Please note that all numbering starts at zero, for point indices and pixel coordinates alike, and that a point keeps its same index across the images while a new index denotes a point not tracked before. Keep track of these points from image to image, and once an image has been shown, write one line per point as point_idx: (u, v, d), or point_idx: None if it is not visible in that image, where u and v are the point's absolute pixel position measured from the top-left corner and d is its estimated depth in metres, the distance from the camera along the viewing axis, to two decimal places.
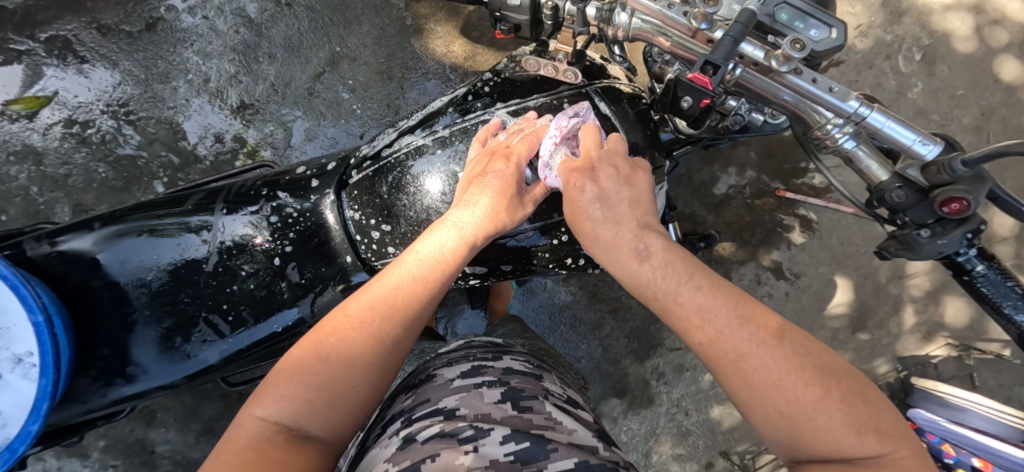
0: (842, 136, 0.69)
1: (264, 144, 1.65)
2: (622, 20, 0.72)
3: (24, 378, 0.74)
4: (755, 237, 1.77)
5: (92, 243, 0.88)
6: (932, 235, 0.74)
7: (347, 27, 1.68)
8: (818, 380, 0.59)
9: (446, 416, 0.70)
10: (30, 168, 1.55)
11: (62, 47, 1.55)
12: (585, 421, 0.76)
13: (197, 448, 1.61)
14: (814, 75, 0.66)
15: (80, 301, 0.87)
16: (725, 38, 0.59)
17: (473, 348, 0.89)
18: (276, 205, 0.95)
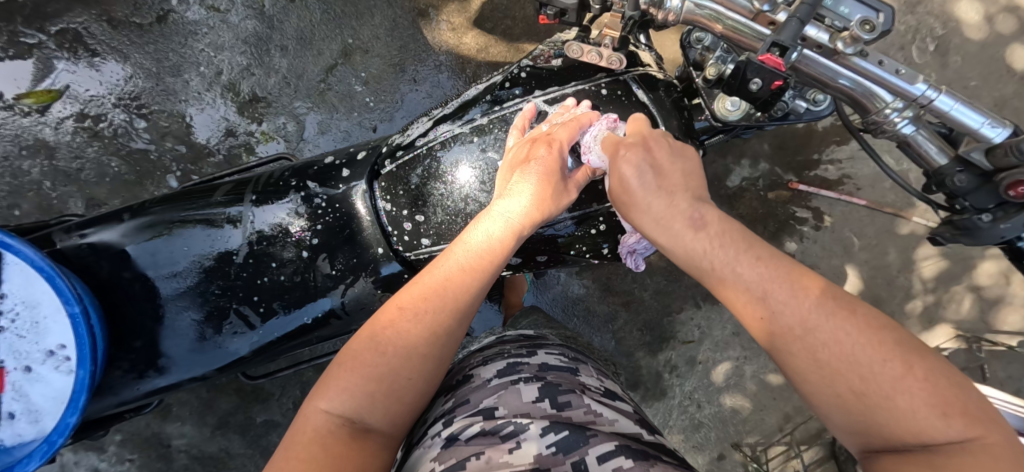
0: (902, 120, 0.70)
1: (277, 137, 1.64)
2: (674, 4, 0.72)
3: (63, 368, 0.75)
4: (768, 230, 1.77)
5: (122, 234, 0.88)
6: (993, 219, 0.71)
7: (359, 19, 1.67)
8: (898, 356, 0.58)
9: (486, 417, 0.68)
10: (42, 162, 1.54)
11: (73, 40, 1.54)
12: (627, 411, 0.74)
13: (213, 442, 1.61)
14: (879, 57, 0.67)
15: (111, 292, 0.86)
16: (792, 19, 0.59)
17: (506, 344, 0.87)
18: (306, 196, 0.95)
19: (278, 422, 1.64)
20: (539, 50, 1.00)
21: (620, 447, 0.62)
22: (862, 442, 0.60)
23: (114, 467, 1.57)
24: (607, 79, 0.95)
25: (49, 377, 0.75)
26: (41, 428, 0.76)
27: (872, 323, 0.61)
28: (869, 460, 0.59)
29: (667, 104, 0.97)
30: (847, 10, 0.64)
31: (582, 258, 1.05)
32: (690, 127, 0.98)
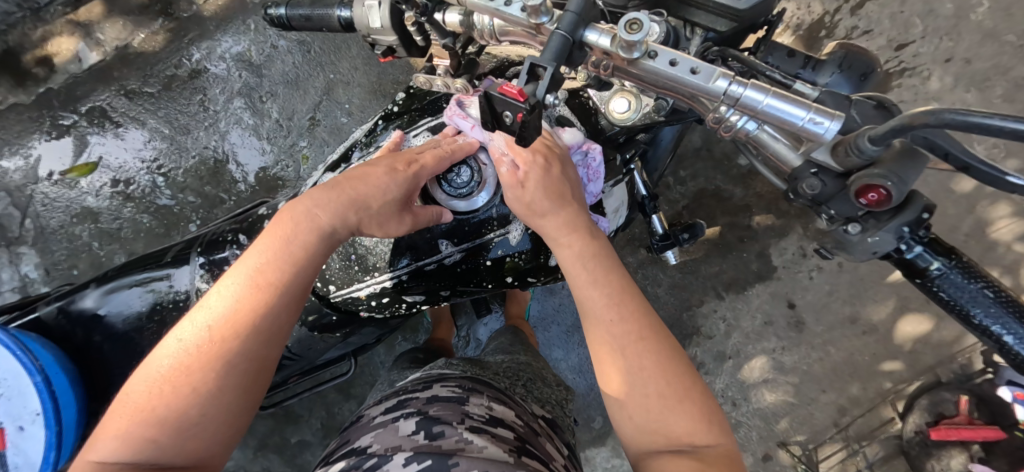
0: (738, 118, 0.64)
1: (279, 176, 1.75)
2: (484, 23, 0.69)
3: (35, 428, 0.84)
4: (794, 207, 1.76)
5: (94, 300, 1.00)
6: (862, 230, 0.66)
7: (338, 53, 1.74)
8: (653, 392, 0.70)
9: (355, 454, 0.69)
10: (89, 226, 1.76)
11: (100, 116, 1.75)
12: (504, 439, 0.72)
13: (255, 462, 1.76)
14: (672, 56, 0.58)
15: (87, 353, 0.99)
16: (555, 35, 0.54)
17: (407, 383, 0.88)
18: (236, 251, 1.00)
19: (309, 443, 1.75)
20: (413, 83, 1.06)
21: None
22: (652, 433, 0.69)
23: None
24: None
25: (19, 443, 0.83)
26: None
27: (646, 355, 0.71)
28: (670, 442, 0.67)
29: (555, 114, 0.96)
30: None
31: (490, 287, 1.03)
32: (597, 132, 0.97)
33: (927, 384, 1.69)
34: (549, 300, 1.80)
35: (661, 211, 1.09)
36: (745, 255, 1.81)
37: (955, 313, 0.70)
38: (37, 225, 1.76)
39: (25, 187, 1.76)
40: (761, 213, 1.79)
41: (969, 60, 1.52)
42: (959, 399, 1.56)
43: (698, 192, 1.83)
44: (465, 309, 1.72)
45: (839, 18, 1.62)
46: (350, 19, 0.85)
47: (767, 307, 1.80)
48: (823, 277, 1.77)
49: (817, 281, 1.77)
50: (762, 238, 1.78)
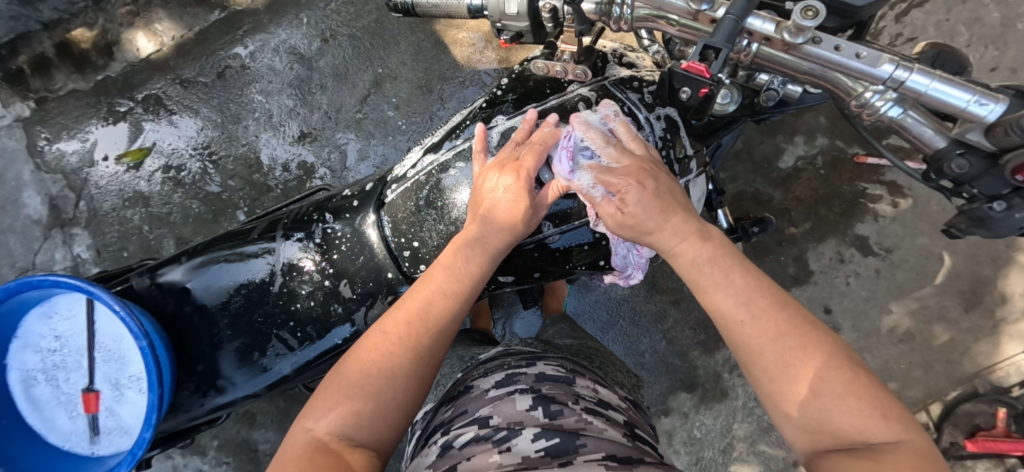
0: (884, 103, 0.70)
1: (324, 167, 1.79)
2: (623, 12, 0.78)
3: (137, 393, 0.94)
4: (834, 211, 1.79)
5: (183, 273, 1.05)
6: (1007, 207, 0.73)
7: (387, 48, 1.78)
8: (807, 355, 0.68)
9: (480, 425, 0.78)
10: (141, 210, 1.81)
11: (155, 103, 1.81)
12: (616, 422, 0.82)
13: None
14: (836, 42, 0.67)
15: (175, 322, 1.04)
16: (727, 18, 0.64)
17: (509, 358, 0.99)
18: (324, 229, 1.07)
19: None
20: (517, 67, 1.13)
21: (608, 449, 0.71)
22: (813, 441, 0.67)
23: (215, 468, 1.84)
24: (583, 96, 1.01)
25: (134, 398, 0.94)
26: (127, 438, 0.95)
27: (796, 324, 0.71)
28: (819, 456, 0.66)
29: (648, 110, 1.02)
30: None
31: (582, 269, 1.10)
32: (687, 124, 1.04)
33: (965, 395, 1.69)
34: (585, 297, 1.82)
35: (726, 206, 1.16)
36: (782, 259, 1.82)
37: None
38: (90, 208, 1.81)
39: (81, 170, 1.81)
40: (800, 217, 1.81)
41: (1015, 70, 1.52)
42: (996, 411, 1.59)
43: (738, 194, 1.84)
44: (503, 301, 1.75)
45: (885, 24, 1.61)
46: (478, 7, 0.88)
47: None
48: (861, 283, 1.78)
49: (855, 287, 1.78)
50: (801, 243, 1.80)
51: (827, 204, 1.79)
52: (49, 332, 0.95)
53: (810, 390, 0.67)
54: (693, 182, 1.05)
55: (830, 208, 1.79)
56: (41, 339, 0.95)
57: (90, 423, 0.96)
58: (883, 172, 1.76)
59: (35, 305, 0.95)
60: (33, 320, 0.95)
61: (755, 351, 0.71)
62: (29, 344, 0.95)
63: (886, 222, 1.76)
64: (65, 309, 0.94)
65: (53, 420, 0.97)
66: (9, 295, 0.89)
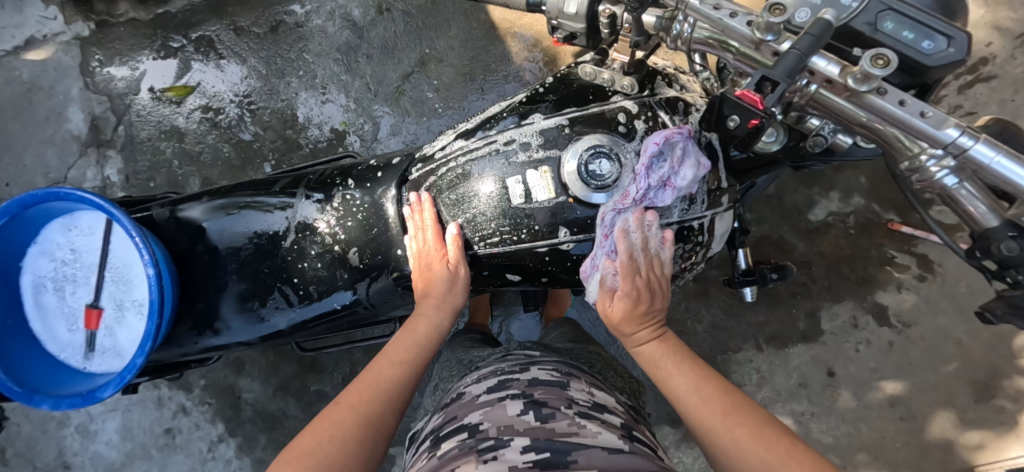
0: (940, 169, 0.69)
1: (355, 135, 1.81)
2: (684, 30, 0.80)
3: (136, 318, 0.96)
4: (856, 273, 1.74)
5: (201, 213, 1.07)
6: None
7: (438, 30, 1.79)
8: (732, 410, 0.76)
9: (469, 431, 0.80)
10: (174, 145, 1.85)
11: (206, 45, 1.85)
12: (611, 423, 0.83)
13: (274, 401, 1.87)
14: (902, 97, 0.67)
15: (184, 257, 1.06)
16: (792, 52, 0.62)
17: (503, 364, 1.01)
18: (343, 195, 1.08)
19: (327, 395, 1.87)
20: (566, 67, 1.10)
21: (597, 448, 0.72)
22: None
23: (197, 406, 1.88)
24: (625, 107, 0.98)
25: (133, 323, 0.97)
26: (119, 361, 0.98)
27: (720, 391, 0.81)
28: None
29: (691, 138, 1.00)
30: (894, 26, 0.68)
31: None
32: (727, 158, 1.02)
33: None
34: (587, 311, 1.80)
35: (747, 247, 1.18)
36: (794, 312, 1.77)
37: None
38: (128, 134, 1.86)
39: (126, 96, 1.86)
40: (822, 273, 1.76)
41: None
42: None
43: (761, 237, 1.79)
44: (505, 299, 1.74)
45: (946, 94, 1.56)
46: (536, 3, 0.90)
47: (805, 369, 1.75)
48: (872, 352, 1.72)
49: (864, 355, 1.73)
50: (817, 299, 1.75)
51: (851, 265, 1.75)
52: (66, 244, 0.98)
53: (746, 432, 0.73)
54: (718, 216, 1.06)
55: (853, 270, 1.74)
56: (57, 248, 0.98)
57: (87, 339, 0.98)
58: (915, 243, 1.71)
59: (59, 215, 0.98)
60: (54, 229, 0.99)
61: (699, 421, 0.79)
62: (44, 251, 0.98)
63: (908, 295, 1.71)
64: (86, 224, 0.98)
65: (53, 330, 0.99)
66: (37, 200, 0.93)
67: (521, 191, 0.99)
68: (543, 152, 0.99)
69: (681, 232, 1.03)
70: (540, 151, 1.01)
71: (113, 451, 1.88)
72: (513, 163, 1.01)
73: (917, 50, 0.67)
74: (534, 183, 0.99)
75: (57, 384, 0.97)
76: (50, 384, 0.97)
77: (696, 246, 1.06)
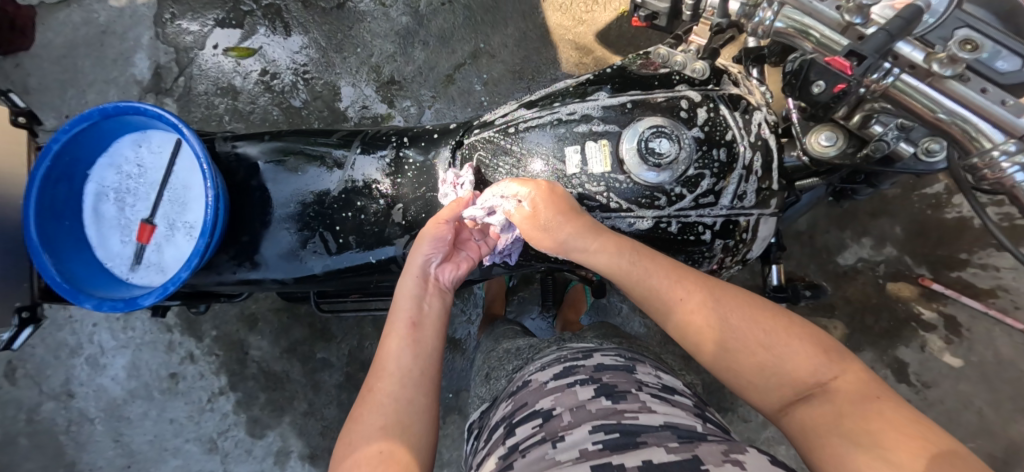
0: (1011, 164, 0.75)
1: (400, 116, 1.86)
2: (768, 17, 0.91)
3: (186, 239, 1.09)
4: (880, 325, 1.70)
5: (259, 151, 1.16)
6: None
7: (494, 27, 1.84)
8: (747, 326, 0.85)
9: (544, 417, 0.83)
10: (228, 101, 1.93)
11: (274, 12, 1.93)
12: (683, 405, 0.85)
13: (280, 361, 1.90)
14: (983, 87, 0.77)
15: (237, 192, 1.15)
16: (879, 33, 0.73)
17: (565, 351, 1.01)
18: (400, 153, 1.17)
19: (332, 364, 1.90)
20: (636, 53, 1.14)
21: (667, 429, 0.75)
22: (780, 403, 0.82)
23: (204, 356, 1.92)
24: (688, 95, 1.03)
25: (181, 243, 1.09)
26: (161, 276, 1.09)
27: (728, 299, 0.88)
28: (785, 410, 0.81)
29: (748, 135, 1.03)
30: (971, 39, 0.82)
31: None
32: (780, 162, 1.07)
33: None
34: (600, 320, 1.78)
35: (782, 265, 1.17)
36: None
37: None
38: (186, 86, 1.94)
39: (191, 50, 1.94)
40: (843, 319, 1.73)
41: None
42: None
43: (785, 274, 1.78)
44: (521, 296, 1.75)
45: None
46: None
47: None
48: None
49: None
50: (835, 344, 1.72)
51: (875, 316, 1.71)
52: (133, 159, 1.11)
53: (763, 347, 0.83)
54: (763, 219, 1.07)
55: (877, 321, 1.71)
56: (125, 162, 1.11)
57: (136, 251, 1.09)
58: (945, 303, 1.67)
59: (131, 132, 1.11)
60: (125, 145, 1.12)
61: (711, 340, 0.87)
62: (113, 163, 1.11)
63: (931, 355, 1.67)
64: (156, 144, 1.11)
65: (104, 238, 1.10)
66: (120, 112, 1.06)
67: (578, 162, 1.07)
68: (603, 127, 1.06)
69: (727, 227, 1.07)
70: (600, 126, 1.07)
71: (117, 387, 1.92)
72: (575, 134, 1.08)
73: (994, 68, 0.79)
74: (592, 155, 1.06)
75: (97, 285, 1.06)
76: (92, 284, 1.06)
77: (739, 244, 1.09)
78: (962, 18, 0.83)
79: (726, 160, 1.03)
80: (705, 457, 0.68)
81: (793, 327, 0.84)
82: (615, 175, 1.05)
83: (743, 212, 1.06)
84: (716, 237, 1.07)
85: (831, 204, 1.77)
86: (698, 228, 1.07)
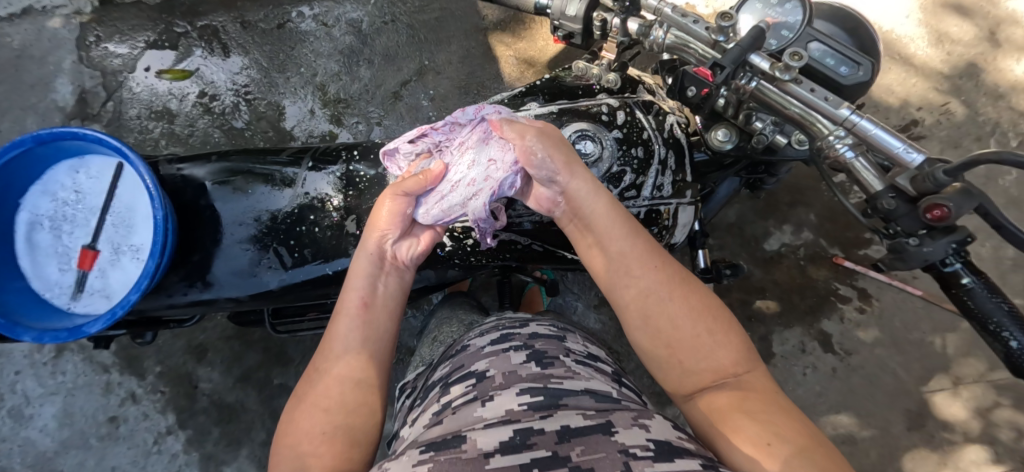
0: (841, 145, 0.83)
1: (349, 133, 1.87)
2: (658, 35, 0.96)
3: (132, 262, 1.03)
4: (806, 302, 1.89)
5: (206, 173, 1.14)
6: (919, 242, 0.79)
7: (438, 45, 1.91)
8: (692, 307, 0.90)
9: (478, 376, 0.90)
10: (164, 125, 1.86)
11: (210, 34, 1.90)
12: (602, 370, 0.96)
13: (232, 392, 1.82)
14: (812, 85, 0.83)
15: (186, 211, 1.12)
16: (735, 48, 0.80)
17: (503, 321, 1.11)
18: (349, 167, 1.19)
19: (290, 388, 1.84)
20: (558, 71, 1.22)
21: (586, 394, 0.84)
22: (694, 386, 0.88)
23: (147, 394, 1.80)
24: (608, 101, 1.10)
25: (128, 267, 1.03)
26: (107, 304, 1.02)
27: (674, 278, 0.92)
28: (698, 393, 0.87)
29: (662, 133, 1.10)
30: (819, 53, 0.85)
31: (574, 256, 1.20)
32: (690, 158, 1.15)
33: None
34: None
35: (706, 249, 1.24)
36: (749, 334, 1.90)
37: (994, 346, 0.79)
38: (116, 110, 1.85)
39: (120, 74, 1.86)
40: (775, 298, 1.91)
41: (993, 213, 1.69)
42: None
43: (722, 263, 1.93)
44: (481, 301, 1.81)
45: None
46: (543, 7, 1.11)
47: None
48: (817, 377, 1.86)
49: (810, 379, 1.86)
50: (769, 322, 1.89)
51: (800, 294, 1.90)
52: (71, 185, 1.05)
53: (703, 331, 0.88)
54: (683, 207, 1.13)
55: (803, 299, 1.89)
56: (61, 188, 1.05)
57: (78, 279, 1.03)
58: (857, 277, 1.89)
59: (68, 157, 1.06)
60: (61, 171, 1.06)
61: (649, 315, 0.91)
62: (47, 191, 1.05)
63: (850, 325, 1.87)
64: (94, 168, 1.06)
65: (41, 268, 1.03)
66: (56, 138, 1.02)
67: None
68: None
69: (650, 216, 1.11)
70: None
71: (47, 439, 1.75)
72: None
73: (835, 73, 0.84)
74: None
75: (37, 318, 1.00)
76: (32, 317, 1.00)
77: (663, 231, 1.13)
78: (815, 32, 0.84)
79: (643, 157, 1.08)
80: (616, 420, 0.77)
81: (731, 328, 0.89)
82: None
83: (662, 201, 1.11)
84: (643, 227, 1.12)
85: (755, 197, 1.96)
86: None
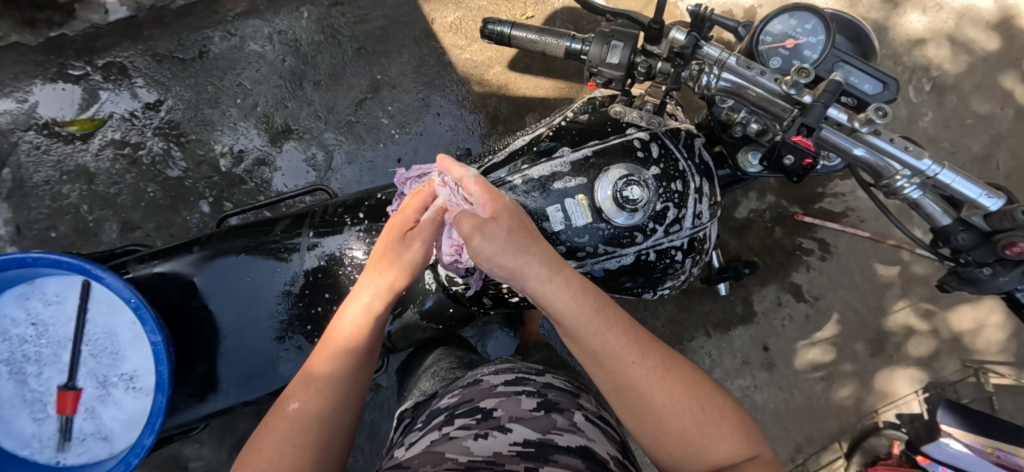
0: (910, 186, 0.87)
1: (309, 166, 1.72)
2: (710, 81, 0.95)
3: (123, 395, 0.97)
4: (776, 260, 2.02)
5: (191, 267, 1.08)
6: (992, 273, 0.86)
7: (389, 56, 1.77)
8: (682, 394, 0.78)
9: (485, 414, 0.87)
10: (81, 187, 1.60)
11: (118, 72, 1.63)
12: (611, 437, 0.88)
13: (228, 465, 1.67)
14: (892, 136, 0.86)
15: (180, 316, 1.05)
16: (816, 104, 0.81)
17: (519, 365, 1.07)
18: (359, 230, 1.16)
19: None
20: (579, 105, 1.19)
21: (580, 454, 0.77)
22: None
23: None
24: (641, 135, 1.08)
25: (124, 401, 0.97)
26: (104, 444, 0.97)
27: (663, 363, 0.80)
28: None
29: (693, 160, 1.12)
30: (846, 73, 0.86)
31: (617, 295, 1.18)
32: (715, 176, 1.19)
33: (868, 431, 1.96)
34: None
35: (719, 250, 1.37)
36: (732, 299, 2.02)
37: None
38: (16, 176, 1.57)
39: (12, 132, 1.57)
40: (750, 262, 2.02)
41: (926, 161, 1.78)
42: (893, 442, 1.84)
43: None
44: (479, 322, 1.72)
45: None
46: (575, 50, 1.13)
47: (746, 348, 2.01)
48: (793, 326, 2.01)
49: (789, 329, 2.01)
50: (748, 284, 2.02)
51: (771, 254, 2.02)
52: (26, 318, 0.96)
53: (697, 421, 0.76)
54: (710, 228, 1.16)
55: (773, 258, 2.02)
56: (16, 326, 0.96)
57: (61, 426, 0.96)
58: (815, 230, 2.02)
59: (13, 286, 0.96)
60: (10, 302, 0.96)
61: (631, 396, 0.79)
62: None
63: (817, 274, 2.01)
64: (50, 292, 0.96)
65: (14, 423, 0.96)
66: None
67: (561, 219, 1.06)
68: (574, 180, 1.07)
69: (693, 243, 1.14)
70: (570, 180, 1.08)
71: None
72: (551, 193, 1.07)
73: (862, 91, 0.86)
74: (573, 210, 1.06)
75: None
76: None
77: (701, 255, 1.18)
78: (839, 53, 0.87)
79: (682, 188, 1.09)
80: None
81: (727, 409, 0.79)
82: (596, 224, 1.07)
83: (703, 228, 1.14)
84: (686, 256, 1.15)
85: None
86: (672, 251, 1.13)
